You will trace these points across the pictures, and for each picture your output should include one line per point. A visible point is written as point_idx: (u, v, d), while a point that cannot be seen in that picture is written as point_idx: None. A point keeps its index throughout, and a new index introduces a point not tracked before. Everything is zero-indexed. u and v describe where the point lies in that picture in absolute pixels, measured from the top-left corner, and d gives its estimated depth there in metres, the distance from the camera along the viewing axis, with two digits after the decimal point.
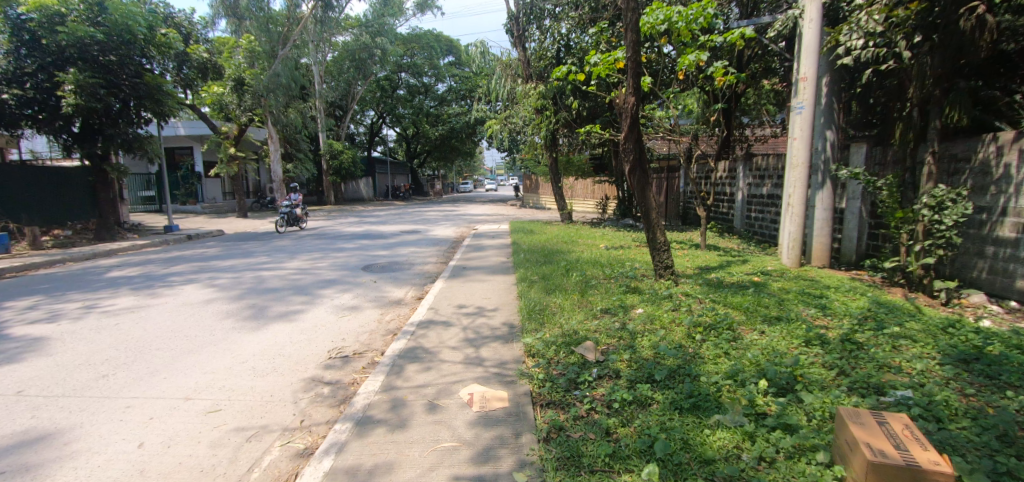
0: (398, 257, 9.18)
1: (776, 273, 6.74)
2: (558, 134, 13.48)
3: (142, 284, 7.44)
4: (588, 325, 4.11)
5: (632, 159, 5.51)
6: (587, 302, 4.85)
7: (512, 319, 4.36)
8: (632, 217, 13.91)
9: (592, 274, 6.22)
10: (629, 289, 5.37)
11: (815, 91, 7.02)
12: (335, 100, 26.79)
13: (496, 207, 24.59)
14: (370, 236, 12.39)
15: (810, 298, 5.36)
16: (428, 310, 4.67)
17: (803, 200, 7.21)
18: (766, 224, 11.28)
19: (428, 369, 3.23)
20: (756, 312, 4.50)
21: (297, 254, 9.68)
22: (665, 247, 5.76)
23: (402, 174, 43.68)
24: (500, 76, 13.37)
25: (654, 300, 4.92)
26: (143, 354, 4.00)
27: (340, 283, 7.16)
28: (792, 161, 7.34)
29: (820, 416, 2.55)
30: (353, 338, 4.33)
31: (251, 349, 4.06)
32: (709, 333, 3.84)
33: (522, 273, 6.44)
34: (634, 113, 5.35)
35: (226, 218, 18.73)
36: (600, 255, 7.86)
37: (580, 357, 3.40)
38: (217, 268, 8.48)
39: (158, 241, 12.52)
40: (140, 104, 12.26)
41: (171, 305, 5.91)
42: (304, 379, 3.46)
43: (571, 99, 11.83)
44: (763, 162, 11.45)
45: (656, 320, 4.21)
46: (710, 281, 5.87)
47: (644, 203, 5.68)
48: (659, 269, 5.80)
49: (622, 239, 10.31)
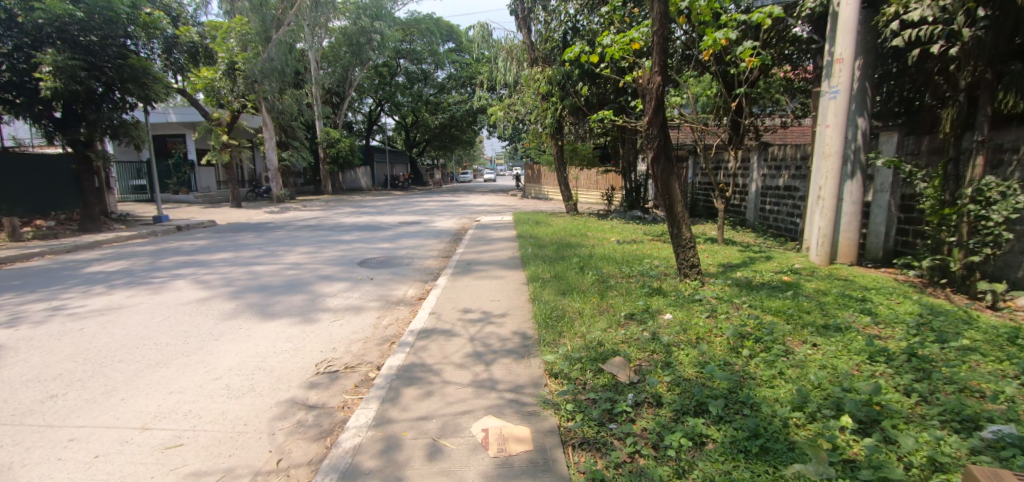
0: (397, 251, 8.64)
1: (807, 272, 6.22)
2: (565, 121, 12.86)
3: (120, 280, 6.87)
4: (613, 335, 3.60)
5: (656, 146, 4.94)
6: (608, 306, 4.32)
7: (525, 326, 3.83)
8: (641, 209, 13.38)
9: (609, 273, 5.68)
10: (653, 290, 4.83)
11: (851, 73, 6.40)
12: (332, 86, 26.08)
13: (498, 198, 24.00)
14: (368, 228, 11.82)
15: (852, 301, 4.84)
16: (429, 315, 4.14)
17: (835, 193, 6.63)
18: (782, 217, 10.77)
19: (431, 395, 2.72)
20: (801, 320, 3.96)
21: (290, 247, 9.13)
22: (691, 244, 5.21)
23: (401, 163, 42.99)
24: (504, 61, 12.72)
25: (683, 304, 4.38)
26: (103, 368, 3.47)
27: (333, 281, 6.62)
28: (824, 150, 6.73)
29: (918, 463, 2.08)
30: (345, 347, 3.83)
31: (227, 361, 3.55)
32: (755, 346, 3.33)
33: (532, 270, 5.90)
34: (661, 94, 4.76)
35: (219, 208, 18.15)
36: (614, 250, 7.33)
37: (610, 378, 2.88)
38: (204, 263, 7.92)
39: (146, 233, 11.96)
40: (125, 88, 11.64)
41: (147, 304, 5.36)
42: (283, 403, 2.96)
43: (579, 84, 11.24)
44: (780, 152, 10.89)
45: (691, 330, 3.67)
46: (738, 281, 5.36)
47: (667, 196, 5.12)
48: (684, 268, 5.26)
49: (633, 232, 9.78)
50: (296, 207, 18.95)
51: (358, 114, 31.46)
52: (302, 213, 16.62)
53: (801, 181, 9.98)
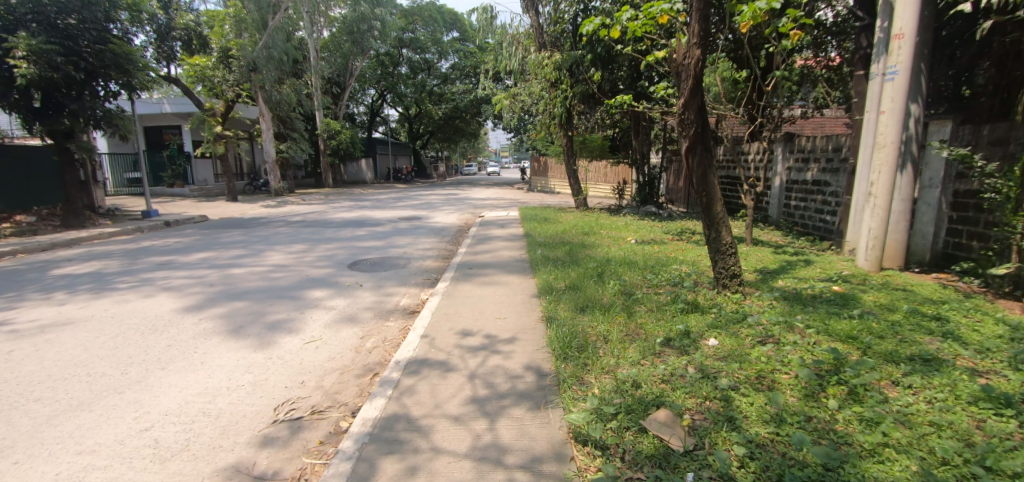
0: (392, 251, 7.88)
1: (858, 280, 5.45)
2: (575, 110, 12.02)
3: (82, 286, 6.14)
4: (652, 373, 2.85)
5: (694, 133, 4.14)
6: (638, 330, 3.57)
7: (539, 358, 3.08)
8: (655, 204, 12.60)
9: (632, 281, 4.92)
10: (688, 306, 4.06)
11: (914, 51, 5.50)
12: (333, 75, 25.27)
13: (504, 191, 23.17)
14: (364, 224, 11.09)
15: (925, 321, 4.07)
16: (421, 340, 3.40)
17: (891, 190, 5.74)
18: (810, 214, 9.96)
19: (413, 473, 1.99)
20: (881, 351, 3.21)
21: (280, 246, 8.42)
22: (731, 250, 4.39)
23: (404, 155, 42.17)
24: (509, 46, 11.94)
25: (729, 327, 3.62)
26: (9, 411, 2.76)
27: (318, 286, 5.86)
28: (876, 140, 5.84)
29: None
30: (317, 382, 3.10)
31: (165, 403, 2.83)
32: (840, 394, 2.59)
33: (542, 277, 5.14)
34: (699, 72, 3.96)
35: (215, 201, 17.51)
36: (633, 252, 6.56)
37: (658, 443, 2.13)
38: (180, 265, 7.18)
39: (131, 229, 11.26)
40: (106, 75, 10.89)
41: (100, 315, 4.65)
42: (221, 472, 2.22)
43: (591, 69, 10.46)
44: (808, 143, 10.05)
45: (750, 366, 2.93)
46: (788, 294, 4.61)
47: (706, 191, 4.31)
48: (722, 277, 4.45)
49: (650, 231, 9.01)
50: (294, 200, 18.26)
51: (359, 105, 30.59)
52: (299, 207, 15.94)
53: (833, 176, 9.20)
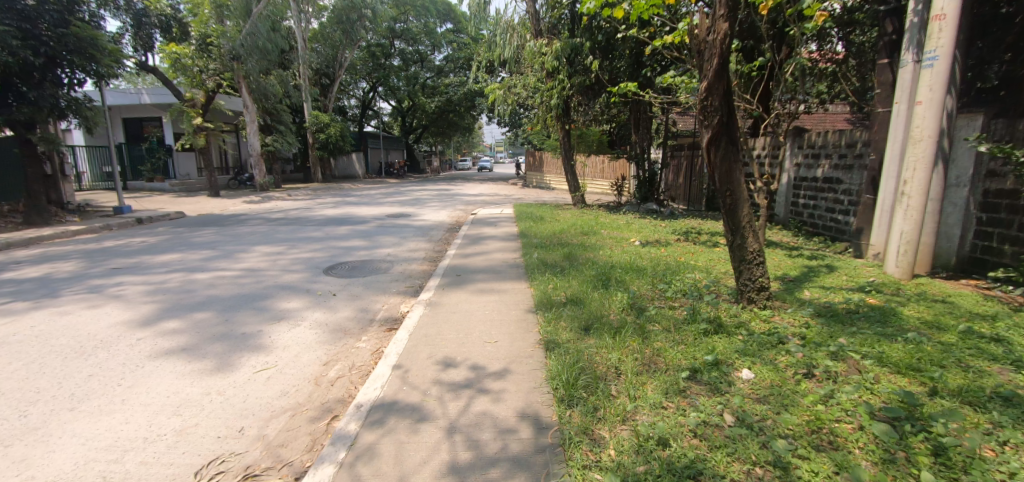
0: (375, 253, 7.23)
1: (891, 290, 4.89)
2: (572, 102, 11.39)
3: (21, 294, 5.42)
4: (680, 423, 2.26)
5: (719, 122, 3.53)
6: (656, 359, 2.97)
7: (536, 399, 2.49)
8: (656, 202, 12.02)
9: (642, 293, 4.30)
10: (712, 325, 3.45)
11: (956, 32, 4.86)
12: (322, 67, 24.47)
13: (499, 187, 22.54)
14: (348, 222, 10.42)
15: (985, 343, 3.48)
16: (393, 374, 2.80)
17: (925, 189, 5.12)
18: (820, 214, 9.40)
19: None
20: (956, 390, 2.61)
21: (255, 246, 7.73)
22: (758, 259, 3.79)
23: (397, 150, 41.34)
24: (503, 33, 10.85)
25: (764, 354, 3.03)
26: None
27: (289, 293, 5.19)
28: (913, 134, 5.18)
29: None
30: (258, 431, 2.48)
31: (59, 464, 2.24)
32: (929, 462, 1.99)
33: (540, 286, 4.53)
34: (726, 50, 3.37)
35: (195, 197, 16.76)
36: (640, 256, 5.96)
37: None
38: (140, 265, 6.47)
39: (99, 227, 10.52)
40: (69, 61, 10.14)
41: (26, 332, 3.96)
42: None
43: (589, 58, 9.83)
44: (818, 138, 9.48)
45: (806, 416, 2.33)
46: (822, 310, 4.01)
47: (732, 191, 3.70)
48: (747, 290, 3.86)
49: (655, 231, 8.42)
50: (279, 196, 17.56)
51: (350, 97, 29.80)
52: (284, 203, 15.24)
53: (846, 173, 8.64)
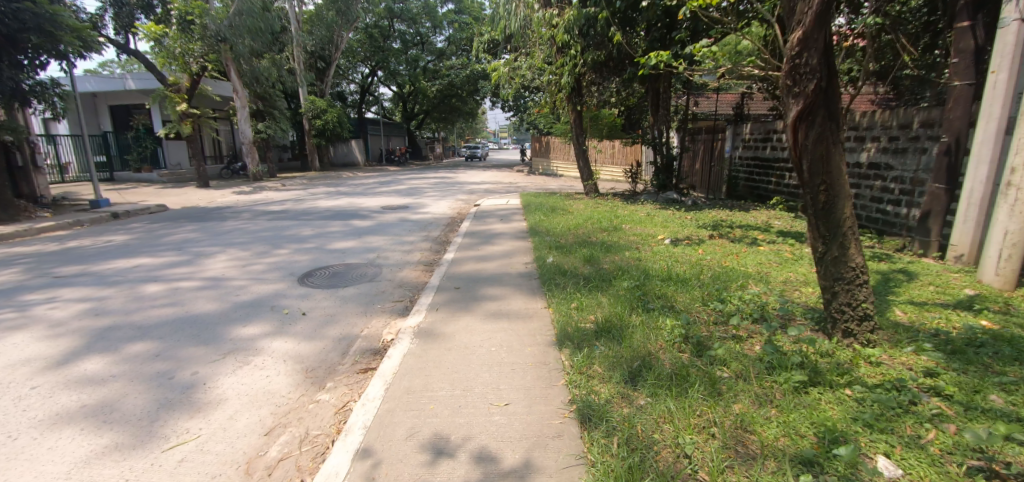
0: (364, 256, 6.26)
1: (996, 304, 3.90)
2: (585, 79, 10.36)
3: None
4: None
5: (816, 89, 2.52)
6: (745, 442, 1.99)
7: None
8: (676, 190, 10.96)
9: (695, 317, 3.31)
10: (810, 376, 2.46)
11: None
12: (318, 50, 23.33)
13: (504, 174, 21.45)
14: (339, 217, 9.43)
15: None
16: (354, 473, 1.89)
17: None
18: (864, 204, 8.33)
19: None
20: None
21: (227, 248, 6.78)
22: (861, 278, 2.82)
23: (399, 137, 40.16)
24: (508, 3, 9.67)
25: (905, 432, 2.04)
26: None
27: (251, 309, 4.24)
28: None
29: None
30: None
31: None
32: None
33: (560, 308, 3.56)
34: None
35: (183, 188, 15.89)
36: (676, 260, 4.94)
37: None
38: (86, 273, 5.54)
39: (69, 223, 9.65)
40: (27, 40, 9.15)
41: None
42: None
43: (613, 29, 8.62)
44: (862, 118, 8.37)
45: None
46: (934, 341, 3.02)
47: (827, 185, 2.70)
48: (845, 319, 2.88)
49: (683, 225, 7.41)
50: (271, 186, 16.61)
51: (349, 82, 28.64)
52: (274, 194, 14.30)
53: (897, 158, 7.57)
